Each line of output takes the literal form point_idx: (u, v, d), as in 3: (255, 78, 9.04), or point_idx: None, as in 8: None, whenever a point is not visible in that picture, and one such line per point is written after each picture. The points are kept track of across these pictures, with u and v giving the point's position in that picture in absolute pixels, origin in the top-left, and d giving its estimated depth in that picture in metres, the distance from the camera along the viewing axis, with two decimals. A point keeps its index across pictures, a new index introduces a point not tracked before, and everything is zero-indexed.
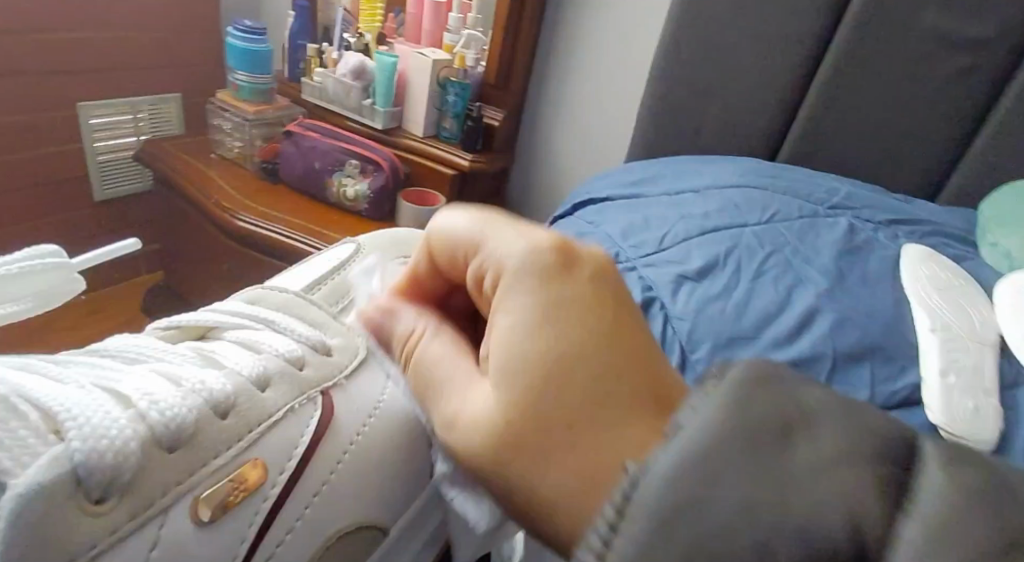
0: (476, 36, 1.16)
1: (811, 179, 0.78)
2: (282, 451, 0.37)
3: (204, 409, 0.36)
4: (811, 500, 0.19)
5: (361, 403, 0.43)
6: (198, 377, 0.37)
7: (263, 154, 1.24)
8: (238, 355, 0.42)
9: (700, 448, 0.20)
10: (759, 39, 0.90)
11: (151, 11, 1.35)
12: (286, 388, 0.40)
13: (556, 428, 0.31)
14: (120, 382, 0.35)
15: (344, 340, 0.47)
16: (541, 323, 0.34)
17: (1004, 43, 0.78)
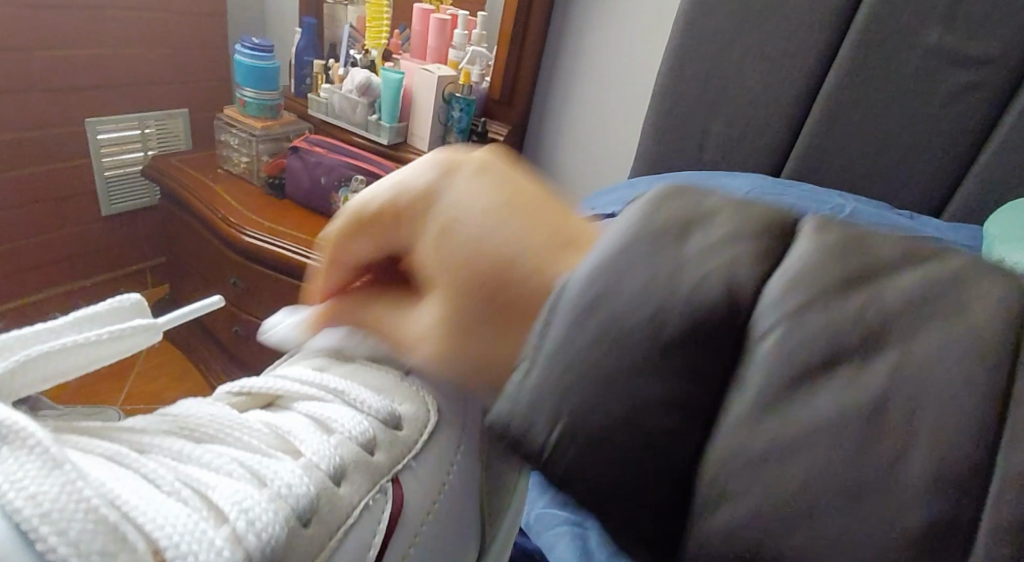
0: (482, 52, 1.17)
1: (817, 197, 0.79)
2: (360, 547, 0.31)
3: (292, 519, 0.29)
4: (700, 288, 0.24)
5: (440, 452, 0.37)
6: (277, 473, 0.31)
7: (269, 170, 1.25)
8: (312, 440, 0.34)
9: (614, 246, 0.26)
10: (763, 55, 0.91)
11: (160, 28, 1.37)
12: (363, 478, 0.33)
13: (484, 305, 0.30)
14: (214, 487, 0.30)
15: (413, 406, 0.37)
16: (479, 217, 0.32)
17: (1006, 60, 0.78)
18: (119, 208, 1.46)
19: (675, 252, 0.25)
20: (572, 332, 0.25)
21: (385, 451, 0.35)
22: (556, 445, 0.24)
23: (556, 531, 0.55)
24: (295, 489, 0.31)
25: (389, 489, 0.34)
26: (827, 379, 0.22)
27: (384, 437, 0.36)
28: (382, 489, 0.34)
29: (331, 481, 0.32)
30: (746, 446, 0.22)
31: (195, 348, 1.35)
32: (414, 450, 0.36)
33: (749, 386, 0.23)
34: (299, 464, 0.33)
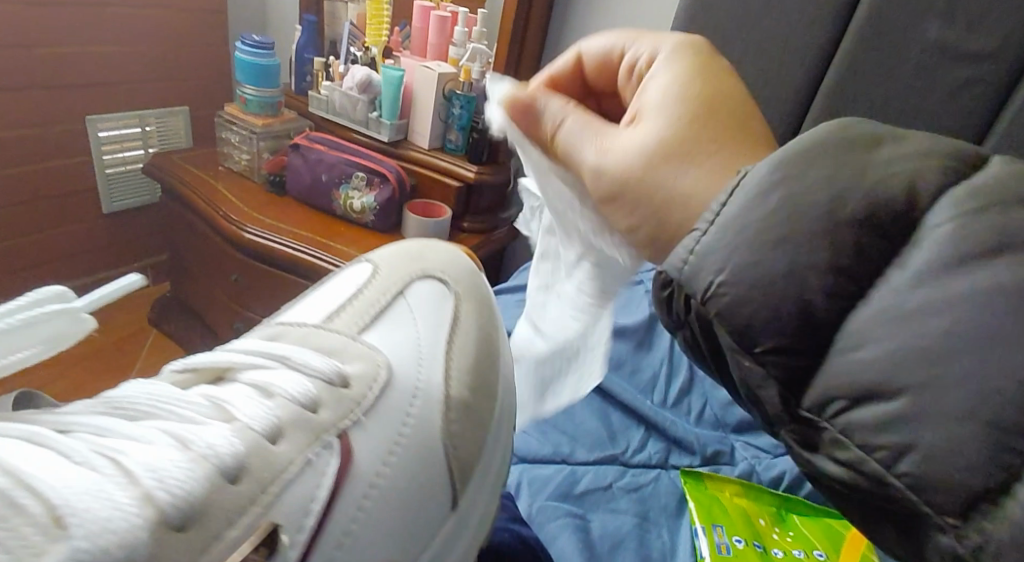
0: (482, 49, 1.15)
1: None
2: (302, 505, 0.40)
3: (215, 474, 0.38)
4: (888, 182, 0.31)
5: (394, 413, 0.47)
6: (205, 437, 0.39)
7: (270, 167, 1.25)
8: (248, 402, 0.43)
9: (798, 152, 0.33)
10: (763, 51, 0.91)
11: (160, 25, 1.37)
12: (302, 436, 0.43)
13: (679, 150, 0.42)
14: (129, 452, 0.37)
15: (362, 368, 0.48)
16: (682, 87, 0.46)
17: (1006, 55, 0.78)
18: (120, 205, 1.46)
19: (870, 153, 0.32)
20: (756, 205, 0.33)
21: (330, 409, 0.45)
22: (715, 293, 0.33)
23: (560, 521, 0.56)
24: (220, 445, 0.39)
25: (333, 443, 0.44)
26: (990, 260, 0.26)
27: (328, 396, 0.46)
28: (324, 444, 0.43)
29: (267, 440, 0.41)
30: (892, 306, 0.29)
31: (197, 345, 1.36)
32: (362, 407, 0.46)
33: (914, 260, 0.29)
34: (231, 427, 0.41)
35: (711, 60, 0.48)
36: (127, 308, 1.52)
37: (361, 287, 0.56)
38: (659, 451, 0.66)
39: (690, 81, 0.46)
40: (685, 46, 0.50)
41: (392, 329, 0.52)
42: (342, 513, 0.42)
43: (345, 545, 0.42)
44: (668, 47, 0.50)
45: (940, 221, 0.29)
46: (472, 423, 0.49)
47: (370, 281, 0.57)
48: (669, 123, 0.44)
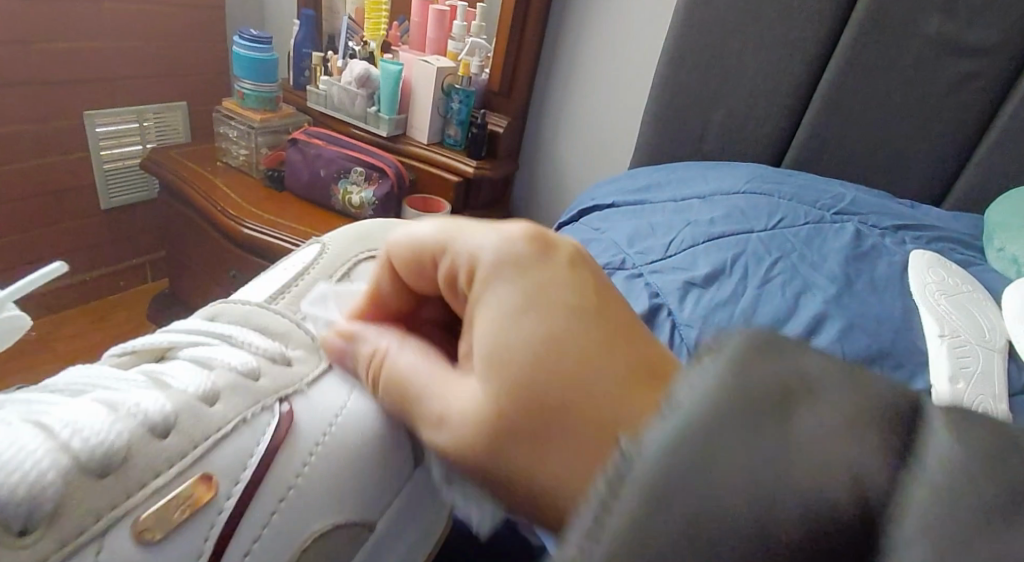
0: (481, 44, 1.16)
1: (816, 185, 0.79)
2: (233, 464, 0.36)
3: (142, 433, 0.35)
4: (823, 472, 0.15)
5: (324, 408, 0.41)
6: (136, 399, 0.36)
7: (269, 163, 1.25)
8: (189, 374, 0.40)
9: (690, 420, 0.17)
10: (764, 45, 0.91)
11: (157, 20, 1.37)
12: (238, 399, 0.39)
13: (532, 428, 0.30)
14: (52, 412, 0.34)
15: (304, 349, 0.45)
16: (522, 311, 0.33)
17: (1006, 48, 0.78)
18: (119, 201, 1.45)
19: (783, 426, 0.17)
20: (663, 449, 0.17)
21: (270, 378, 0.42)
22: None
23: None
24: (149, 406, 0.36)
25: (274, 407, 0.40)
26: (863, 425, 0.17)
27: (267, 367, 0.42)
28: (264, 407, 0.40)
29: (202, 402, 0.38)
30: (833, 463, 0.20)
31: None
32: (308, 378, 0.43)
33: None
34: (165, 393, 0.38)
35: (541, 248, 0.36)
36: (126, 304, 1.52)
37: (309, 267, 0.55)
38: None
39: (535, 322, 0.32)
40: (521, 246, 0.36)
41: (337, 305, 0.50)
42: (285, 470, 0.38)
43: (276, 517, 0.37)
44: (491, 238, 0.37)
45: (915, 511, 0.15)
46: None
47: (316, 265, 0.55)
48: (504, 390, 0.31)
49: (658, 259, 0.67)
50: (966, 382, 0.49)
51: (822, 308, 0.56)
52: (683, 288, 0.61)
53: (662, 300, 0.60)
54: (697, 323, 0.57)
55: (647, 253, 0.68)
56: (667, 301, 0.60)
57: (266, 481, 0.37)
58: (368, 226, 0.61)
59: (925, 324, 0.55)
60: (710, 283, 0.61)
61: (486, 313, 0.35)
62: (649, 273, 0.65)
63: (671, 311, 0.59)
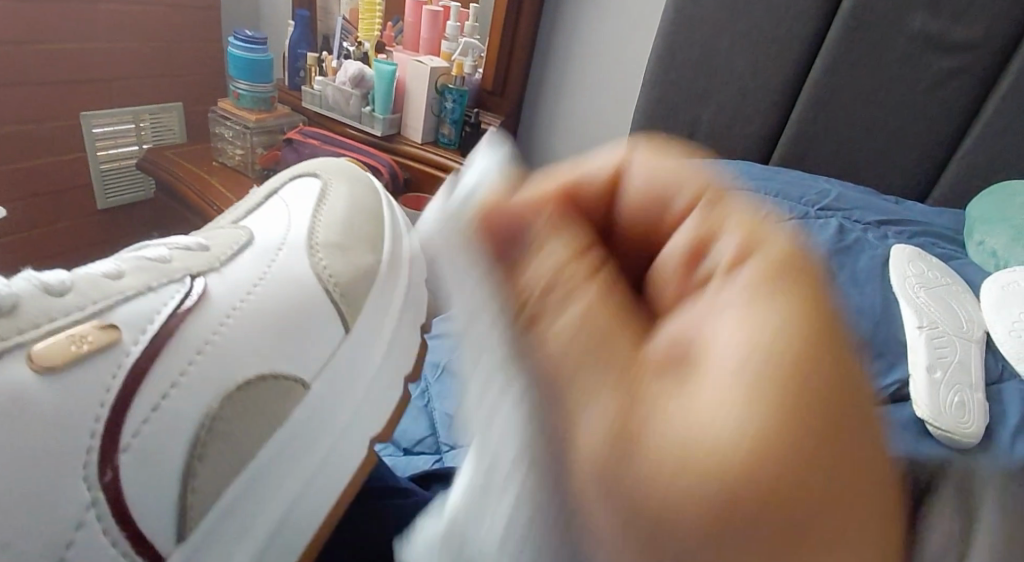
0: (474, 44, 1.17)
1: (802, 180, 0.80)
2: (138, 320, 0.46)
3: (39, 291, 0.43)
4: None
5: (239, 282, 0.52)
6: (37, 273, 0.44)
7: (263, 162, 1.25)
8: (104, 263, 0.49)
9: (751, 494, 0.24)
10: (752, 43, 0.92)
11: (152, 21, 1.37)
12: (145, 275, 0.48)
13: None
14: None
15: (221, 240, 0.55)
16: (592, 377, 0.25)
17: (989, 45, 0.79)
18: (115, 201, 1.46)
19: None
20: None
21: (182, 260, 0.51)
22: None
23: None
24: (49, 277, 0.44)
25: (183, 280, 0.49)
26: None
27: (185, 253, 0.52)
28: (173, 280, 0.49)
29: (110, 277, 0.47)
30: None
31: None
32: (221, 259, 0.53)
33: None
34: (74, 273, 0.46)
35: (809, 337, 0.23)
36: None
37: (237, 209, 0.64)
38: None
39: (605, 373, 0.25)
40: (742, 249, 0.26)
41: (265, 217, 0.60)
42: (189, 338, 0.47)
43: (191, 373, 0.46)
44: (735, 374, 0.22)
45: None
46: (344, 261, 0.56)
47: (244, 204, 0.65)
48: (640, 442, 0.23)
49: None
50: (943, 371, 0.51)
51: None
52: None
53: None
54: None
55: None
56: None
57: (179, 338, 0.47)
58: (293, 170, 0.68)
59: (903, 313, 0.57)
60: None
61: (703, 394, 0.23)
62: None
63: None
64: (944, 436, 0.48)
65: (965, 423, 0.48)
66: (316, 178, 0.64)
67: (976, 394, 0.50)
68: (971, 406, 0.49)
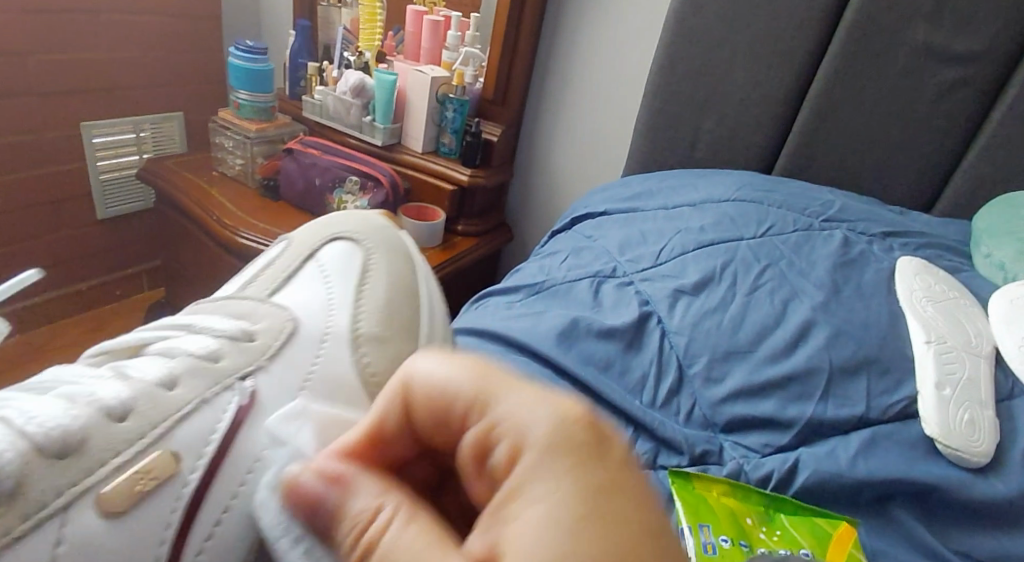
0: (475, 53, 1.16)
1: (807, 192, 0.79)
2: (193, 444, 0.40)
3: (103, 418, 0.38)
4: None
5: (284, 387, 0.47)
6: (94, 390, 0.40)
7: (263, 171, 1.26)
8: (148, 366, 0.44)
9: None
10: (754, 52, 0.91)
11: (152, 31, 1.37)
12: (198, 382, 0.44)
13: None
14: (19, 403, 0.37)
15: (266, 325, 0.51)
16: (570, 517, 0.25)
17: (994, 56, 0.79)
18: (115, 211, 1.46)
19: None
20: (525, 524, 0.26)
21: (229, 359, 0.47)
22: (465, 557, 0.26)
23: None
24: (106, 395, 0.40)
25: (233, 387, 0.45)
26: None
27: (229, 347, 0.48)
28: (224, 387, 0.44)
29: (163, 388, 0.43)
30: None
31: None
32: (265, 355, 0.48)
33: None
34: (126, 382, 0.42)
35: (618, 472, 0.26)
36: (123, 313, 1.52)
37: (277, 257, 0.63)
38: (648, 451, 0.52)
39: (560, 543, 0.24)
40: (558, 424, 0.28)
41: (299, 291, 0.57)
42: (240, 457, 0.41)
43: (224, 523, 0.39)
44: (564, 511, 0.25)
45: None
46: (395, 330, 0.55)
47: (286, 251, 0.63)
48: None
49: (649, 266, 0.67)
50: (951, 388, 0.50)
51: (809, 314, 0.57)
52: (673, 296, 0.62)
53: (652, 307, 0.61)
54: (685, 330, 0.58)
55: (638, 260, 0.69)
56: (657, 308, 0.61)
57: (228, 463, 0.40)
58: (332, 218, 0.68)
59: (909, 327, 0.56)
60: (700, 291, 0.62)
61: (520, 536, 0.25)
62: (639, 281, 0.66)
63: (661, 319, 0.60)
64: (951, 454, 0.47)
65: (974, 442, 0.47)
66: (352, 246, 0.63)
67: (985, 411, 0.49)
68: (981, 425, 0.48)
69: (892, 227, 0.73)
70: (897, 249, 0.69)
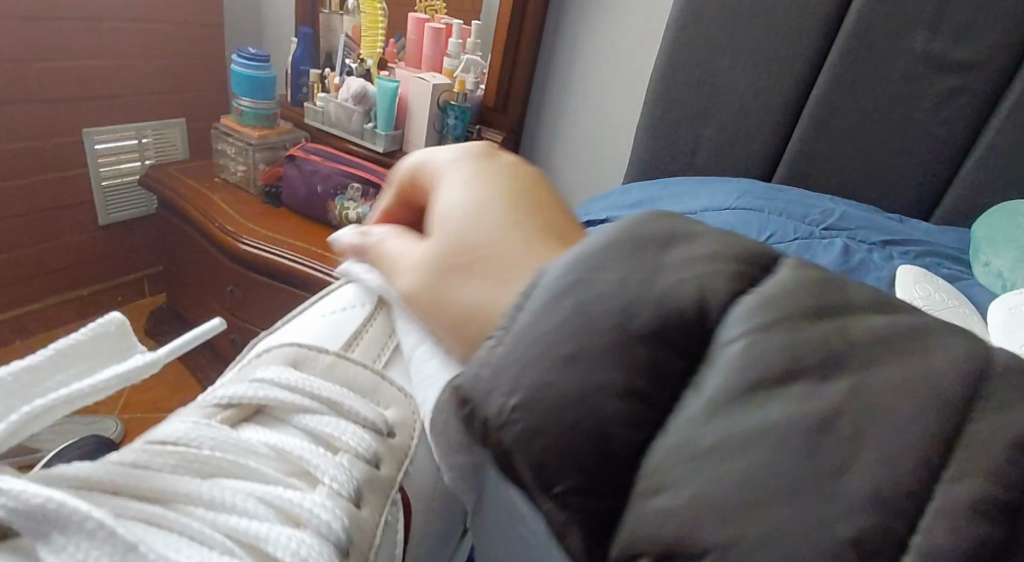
0: (476, 61, 1.19)
1: (807, 200, 0.79)
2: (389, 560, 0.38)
3: (331, 553, 0.35)
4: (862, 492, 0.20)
5: (428, 484, 0.42)
6: (302, 509, 0.36)
7: (267, 178, 1.26)
8: (319, 462, 0.40)
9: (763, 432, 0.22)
10: (753, 61, 0.92)
11: (155, 38, 1.38)
12: (375, 497, 0.39)
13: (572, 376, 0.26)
14: (253, 538, 0.34)
15: (401, 413, 0.43)
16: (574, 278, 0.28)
17: (991, 65, 0.80)
18: (117, 217, 1.46)
19: (656, 257, 0.27)
20: (545, 311, 0.27)
21: (389, 459, 0.41)
22: (509, 415, 0.26)
23: None
24: (324, 523, 0.36)
25: (401, 498, 0.40)
26: (785, 389, 0.22)
27: (384, 446, 0.42)
28: (394, 501, 0.39)
29: (353, 505, 0.38)
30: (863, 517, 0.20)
31: (192, 356, 1.36)
32: (412, 454, 0.42)
33: (707, 382, 0.24)
34: (321, 495, 0.37)
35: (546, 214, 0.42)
36: None
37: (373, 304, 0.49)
38: None
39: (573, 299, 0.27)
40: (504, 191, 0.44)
41: None
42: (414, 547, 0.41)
43: None
44: (465, 194, 0.43)
45: (732, 332, 0.24)
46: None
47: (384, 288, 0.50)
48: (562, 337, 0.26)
49: None
50: None
51: None
52: None
53: None
54: None
55: None
56: None
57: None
58: None
59: None
60: None
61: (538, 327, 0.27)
62: None
63: None
64: None
65: None
66: None
67: None
68: None
69: (893, 236, 0.73)
70: (898, 258, 0.69)
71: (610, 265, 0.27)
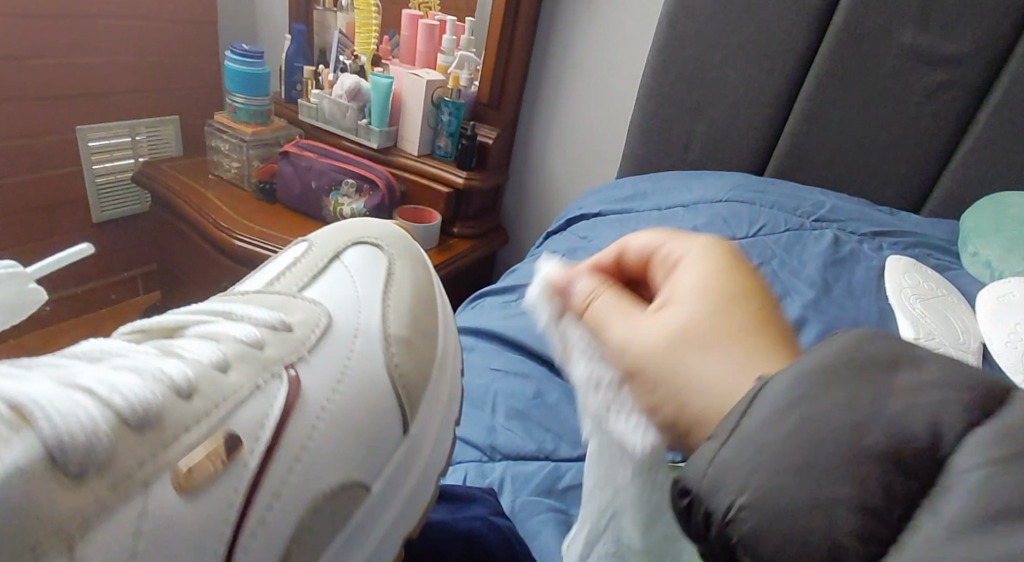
0: (470, 57, 1.17)
1: (797, 193, 0.80)
2: (255, 422, 0.36)
3: (172, 394, 0.34)
4: None
5: (327, 369, 0.41)
6: (158, 363, 0.35)
7: (259, 175, 1.26)
8: (198, 346, 0.38)
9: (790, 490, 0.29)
10: (745, 56, 0.92)
11: (148, 35, 1.38)
12: (249, 366, 0.38)
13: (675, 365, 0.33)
14: (79, 375, 0.32)
15: (305, 315, 0.43)
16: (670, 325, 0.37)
17: (980, 59, 0.80)
18: (111, 215, 1.46)
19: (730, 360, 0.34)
20: (774, 419, 0.24)
21: (275, 345, 0.40)
22: (735, 517, 0.24)
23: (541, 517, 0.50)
24: (176, 375, 0.35)
25: (284, 373, 0.39)
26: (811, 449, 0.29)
27: (273, 335, 0.41)
28: (275, 374, 0.39)
29: (217, 370, 0.37)
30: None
31: None
32: (308, 346, 0.41)
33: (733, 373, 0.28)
34: (182, 361, 0.36)
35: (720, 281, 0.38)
36: (118, 317, 1.52)
37: (299, 257, 0.51)
38: None
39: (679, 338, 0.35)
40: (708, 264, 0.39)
41: (336, 287, 0.48)
42: (296, 433, 0.38)
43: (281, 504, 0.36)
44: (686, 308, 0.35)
45: (964, 464, 0.21)
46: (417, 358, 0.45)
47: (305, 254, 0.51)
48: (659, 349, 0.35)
49: None
50: None
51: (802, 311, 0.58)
52: None
53: None
54: None
55: None
56: None
57: (284, 444, 0.37)
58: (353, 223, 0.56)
59: (899, 323, 0.57)
60: None
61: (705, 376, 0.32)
62: None
63: None
64: None
65: None
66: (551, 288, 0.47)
67: None
68: None
69: (882, 227, 0.74)
70: (887, 249, 0.70)
71: (846, 384, 0.24)
